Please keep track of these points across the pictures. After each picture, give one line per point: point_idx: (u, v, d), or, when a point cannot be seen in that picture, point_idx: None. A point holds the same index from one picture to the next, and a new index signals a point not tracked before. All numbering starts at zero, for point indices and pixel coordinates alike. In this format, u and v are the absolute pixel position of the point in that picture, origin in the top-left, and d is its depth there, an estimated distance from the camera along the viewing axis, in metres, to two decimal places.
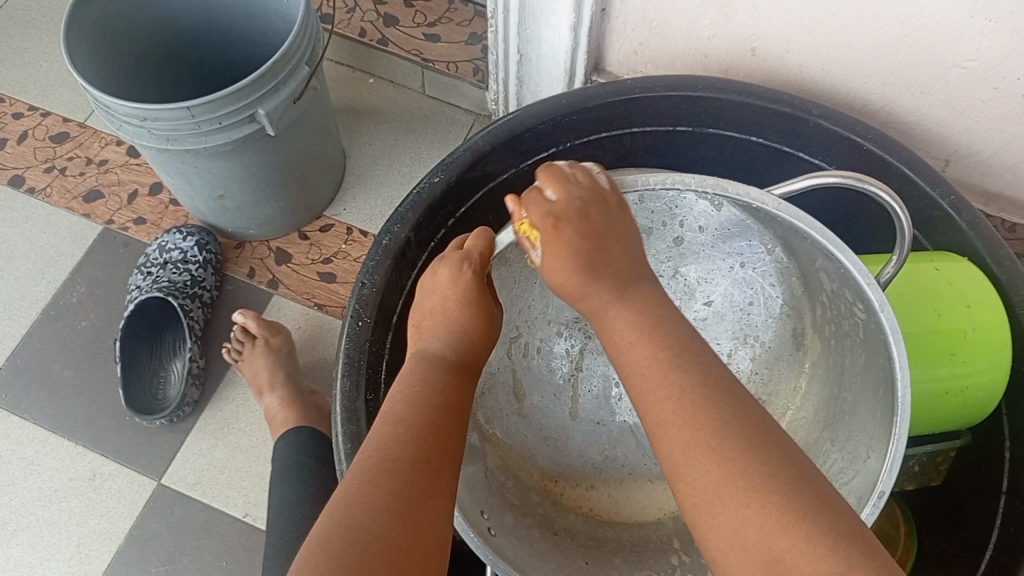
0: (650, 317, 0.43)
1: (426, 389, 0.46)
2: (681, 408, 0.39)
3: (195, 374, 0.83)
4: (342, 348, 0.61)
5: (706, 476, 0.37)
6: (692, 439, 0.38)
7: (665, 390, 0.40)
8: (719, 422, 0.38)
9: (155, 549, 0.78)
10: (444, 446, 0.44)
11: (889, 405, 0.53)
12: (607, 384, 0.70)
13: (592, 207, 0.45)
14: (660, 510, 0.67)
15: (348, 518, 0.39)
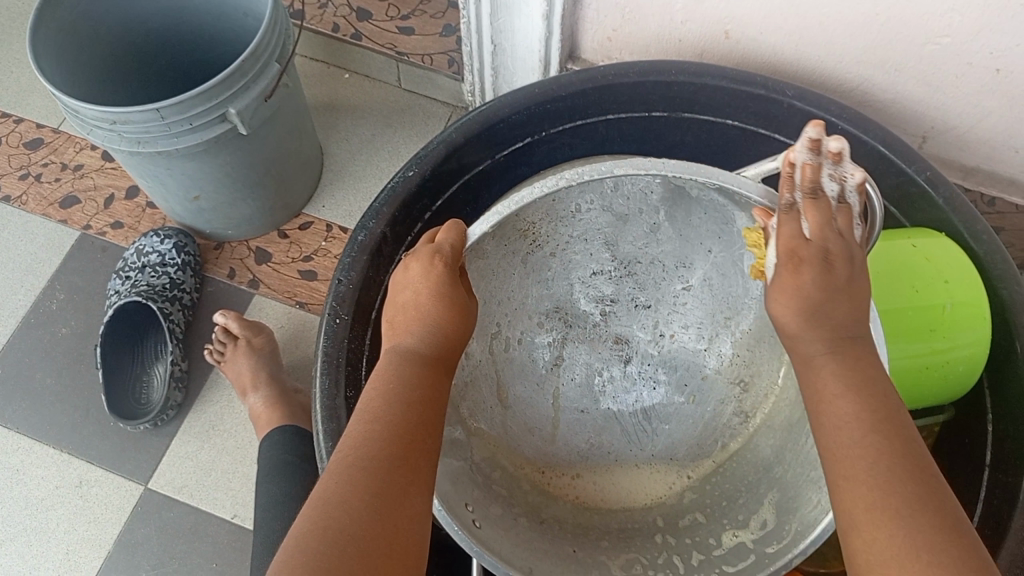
0: (859, 381, 0.43)
1: (404, 385, 0.45)
2: (869, 463, 0.40)
3: (178, 377, 0.83)
4: (321, 345, 0.61)
5: (888, 540, 0.38)
6: (874, 499, 0.39)
7: (853, 438, 0.41)
8: (903, 488, 0.39)
9: (144, 554, 0.78)
10: (420, 448, 0.44)
11: None
12: (590, 373, 0.71)
13: (836, 258, 0.44)
14: (646, 495, 0.68)
15: (327, 518, 0.39)
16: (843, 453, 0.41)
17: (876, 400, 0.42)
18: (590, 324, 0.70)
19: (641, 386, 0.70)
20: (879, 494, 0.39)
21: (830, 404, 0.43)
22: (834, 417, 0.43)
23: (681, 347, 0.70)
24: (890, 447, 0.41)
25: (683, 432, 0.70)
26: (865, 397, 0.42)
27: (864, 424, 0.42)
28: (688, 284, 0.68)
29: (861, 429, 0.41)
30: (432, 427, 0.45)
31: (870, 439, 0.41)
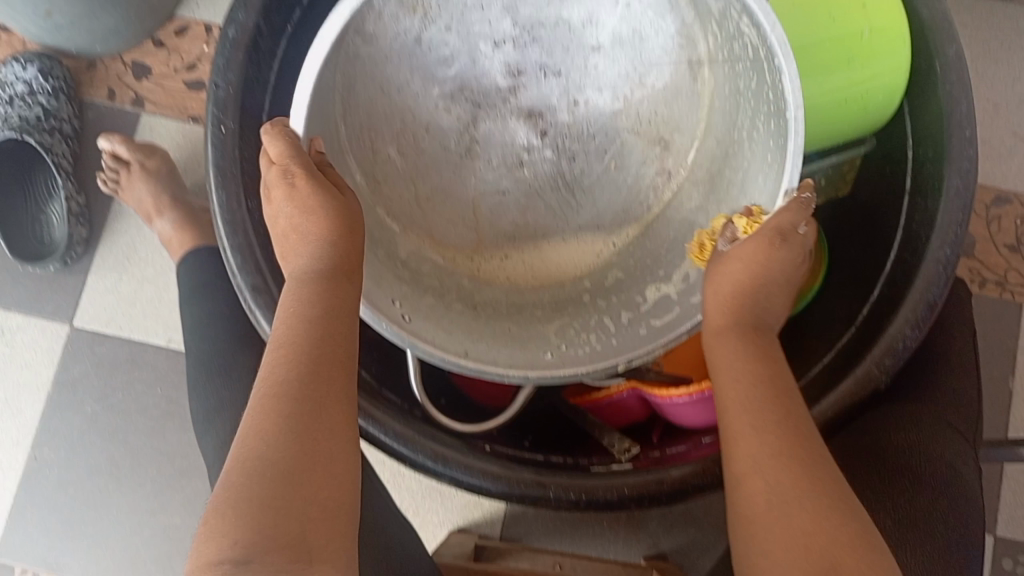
0: (771, 358, 0.49)
1: (305, 305, 0.43)
2: (764, 412, 0.46)
3: (77, 212, 0.85)
4: (210, 158, 0.56)
5: (782, 476, 0.44)
6: (768, 442, 0.45)
7: (751, 392, 0.47)
8: (795, 445, 0.45)
9: (84, 389, 0.87)
10: (339, 367, 0.42)
11: (781, 132, 0.55)
12: (510, 152, 0.64)
13: (795, 261, 0.51)
14: (575, 267, 0.69)
15: (254, 456, 0.38)
16: (740, 404, 0.47)
17: (772, 366, 0.49)
18: (501, 103, 0.63)
19: (557, 160, 0.65)
20: (772, 437, 0.45)
21: (730, 366, 0.49)
22: (730, 376, 0.48)
23: (595, 113, 0.64)
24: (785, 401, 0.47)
25: (609, 200, 0.67)
26: (762, 363, 0.49)
27: (762, 382, 0.48)
28: (598, 43, 0.62)
29: (760, 386, 0.48)
30: (346, 340, 0.44)
31: (766, 394, 0.47)
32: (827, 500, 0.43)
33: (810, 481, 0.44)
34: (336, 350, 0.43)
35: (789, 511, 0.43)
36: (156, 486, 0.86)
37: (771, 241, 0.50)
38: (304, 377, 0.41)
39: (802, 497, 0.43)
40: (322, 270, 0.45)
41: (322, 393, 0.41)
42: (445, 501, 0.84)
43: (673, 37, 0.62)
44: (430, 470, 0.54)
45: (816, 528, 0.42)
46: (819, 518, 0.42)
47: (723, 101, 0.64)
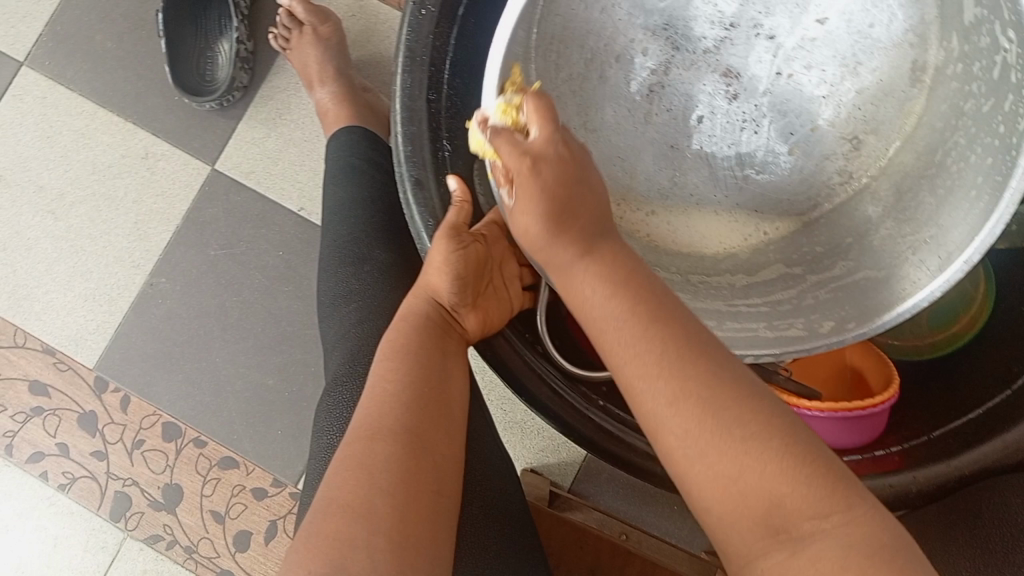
0: (624, 265, 0.47)
1: (423, 332, 0.50)
2: (649, 360, 0.44)
3: (244, 58, 0.89)
4: (401, 37, 0.54)
5: (694, 421, 0.42)
6: (665, 390, 0.43)
7: (627, 342, 0.45)
8: (690, 364, 0.43)
9: (212, 233, 0.90)
10: (443, 398, 0.47)
11: (1002, 172, 0.51)
12: (689, 106, 0.61)
13: (562, 154, 0.47)
14: (719, 244, 0.65)
15: (372, 432, 0.44)
16: (622, 351, 0.45)
17: (639, 289, 0.46)
18: (699, 51, 0.59)
19: (740, 128, 0.61)
20: (675, 386, 0.43)
21: (600, 307, 0.47)
22: (607, 334, 0.46)
23: (798, 90, 0.59)
24: (665, 324, 0.45)
25: (775, 187, 0.63)
26: (622, 292, 0.46)
27: (634, 316, 0.45)
28: (823, 15, 0.57)
29: (633, 322, 0.45)
30: (450, 378, 0.49)
31: (646, 329, 0.45)
32: (756, 428, 0.41)
33: (729, 414, 0.42)
34: (447, 377, 0.48)
35: (715, 460, 0.42)
36: (256, 343, 0.90)
37: (556, 121, 0.47)
38: (425, 381, 0.47)
39: (721, 444, 0.41)
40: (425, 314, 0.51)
41: (440, 404, 0.47)
42: (525, 439, 0.85)
43: (905, 28, 0.57)
44: (539, 412, 0.53)
45: (757, 473, 0.40)
46: (756, 458, 0.41)
47: (941, 115, 0.57)
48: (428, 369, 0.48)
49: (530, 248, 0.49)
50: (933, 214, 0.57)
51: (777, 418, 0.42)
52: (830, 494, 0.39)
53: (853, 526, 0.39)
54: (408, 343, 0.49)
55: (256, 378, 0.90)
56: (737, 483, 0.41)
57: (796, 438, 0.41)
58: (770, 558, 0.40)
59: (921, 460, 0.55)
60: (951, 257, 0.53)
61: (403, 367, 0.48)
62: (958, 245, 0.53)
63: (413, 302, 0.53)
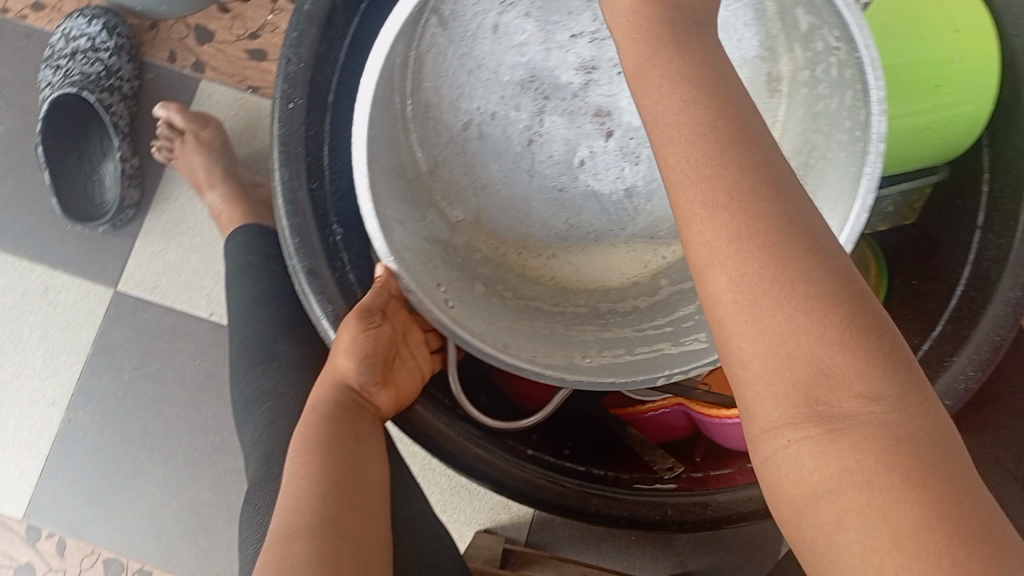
0: (704, 98, 0.38)
1: (337, 418, 0.49)
2: (720, 187, 0.35)
3: (131, 175, 0.88)
4: (274, 132, 0.55)
5: (753, 253, 0.34)
6: (730, 235, 0.34)
7: (702, 176, 0.36)
8: (762, 206, 0.35)
9: (124, 355, 0.89)
10: (361, 486, 0.46)
11: (856, 165, 0.53)
12: (570, 150, 0.63)
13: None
14: (623, 274, 0.67)
15: (291, 529, 0.42)
16: (680, 139, 0.37)
17: (721, 97, 0.38)
18: (569, 96, 0.61)
19: (621, 162, 0.63)
20: (735, 217, 0.35)
21: (680, 125, 0.37)
22: (676, 133, 0.37)
23: None
24: (742, 177, 0.35)
25: (664, 212, 0.65)
26: (703, 109, 0.37)
27: (708, 153, 0.36)
28: None
29: (706, 163, 0.36)
30: (365, 462, 0.48)
31: (720, 172, 0.35)
32: (823, 278, 0.33)
33: (790, 266, 0.33)
34: (363, 460, 0.48)
35: (770, 309, 0.33)
36: (187, 459, 0.88)
37: None
38: (341, 469, 0.46)
39: (780, 284, 0.33)
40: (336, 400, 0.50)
41: (359, 490, 0.46)
42: (473, 500, 0.84)
43: (757, 45, 0.59)
44: (473, 475, 0.53)
45: (812, 336, 0.33)
46: (810, 314, 0.33)
47: (800, 122, 0.60)
48: (342, 455, 0.47)
49: (632, 60, 0.40)
50: None
51: (857, 283, 0.34)
52: (887, 386, 0.32)
53: (914, 423, 0.32)
54: (317, 430, 0.48)
55: (190, 495, 0.88)
56: (781, 341, 0.33)
57: (868, 315, 0.33)
58: (801, 437, 0.33)
59: None
60: None
61: (316, 459, 0.46)
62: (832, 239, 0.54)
63: (319, 389, 0.51)
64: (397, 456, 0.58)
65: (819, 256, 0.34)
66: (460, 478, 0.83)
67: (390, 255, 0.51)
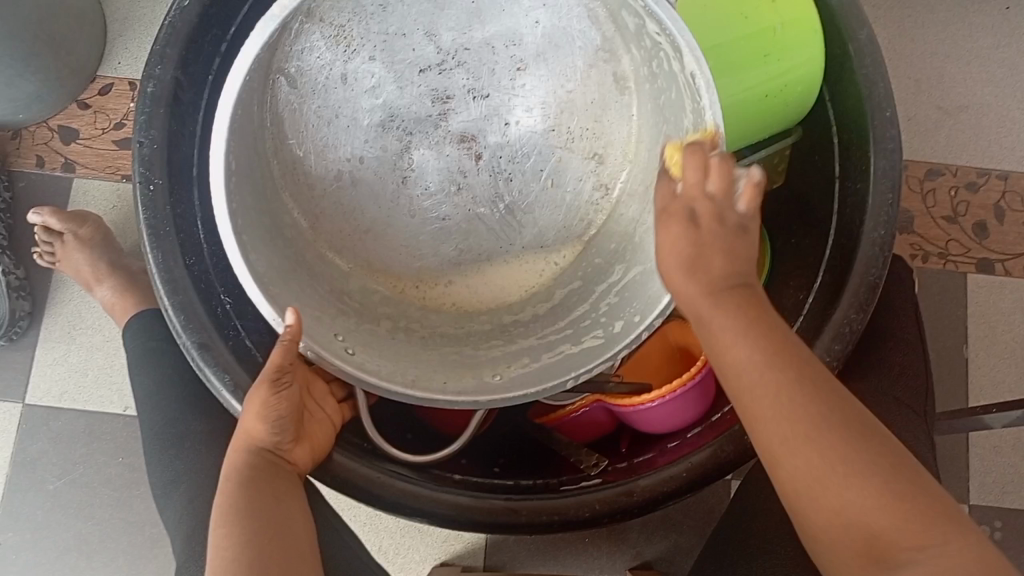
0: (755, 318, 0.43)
1: (260, 484, 0.47)
2: (788, 428, 0.41)
3: (17, 287, 0.86)
4: (140, 217, 0.55)
5: (824, 453, 0.40)
6: (797, 437, 0.41)
7: (758, 373, 0.42)
8: (815, 403, 0.41)
9: (45, 467, 0.87)
10: (291, 548, 0.45)
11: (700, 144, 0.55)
12: (447, 177, 0.64)
13: (707, 219, 0.44)
14: (520, 287, 0.68)
15: None
16: (727, 347, 0.43)
17: (767, 322, 0.43)
18: (431, 128, 0.63)
19: (495, 182, 0.65)
20: (794, 425, 0.41)
21: (724, 332, 0.43)
22: (726, 341, 0.43)
23: (530, 132, 0.64)
24: (797, 381, 0.42)
25: (549, 220, 0.67)
26: (748, 318, 0.43)
27: (761, 366, 0.42)
28: (522, 62, 0.62)
29: (762, 376, 0.42)
30: (292, 521, 0.47)
31: (776, 375, 0.42)
32: (881, 465, 0.40)
33: (848, 453, 0.40)
34: (287, 522, 0.46)
35: (837, 502, 0.40)
36: (127, 557, 0.86)
37: (744, 211, 0.45)
38: (266, 534, 0.45)
39: (831, 465, 0.40)
40: (254, 465, 0.47)
41: (286, 555, 0.45)
42: (425, 537, 0.84)
43: (596, 45, 0.63)
44: (401, 512, 0.54)
45: (870, 508, 0.40)
46: (871, 498, 0.40)
47: (650, 115, 0.64)
48: (264, 521, 0.45)
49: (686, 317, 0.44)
50: None
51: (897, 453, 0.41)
52: (935, 529, 0.39)
53: (964, 549, 0.39)
54: (235, 497, 0.46)
55: None
56: (849, 520, 0.40)
57: (902, 467, 0.40)
58: None
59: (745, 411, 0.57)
60: None
61: (239, 529, 0.45)
62: None
63: (232, 449, 0.48)
64: (326, 510, 0.58)
65: (863, 431, 0.41)
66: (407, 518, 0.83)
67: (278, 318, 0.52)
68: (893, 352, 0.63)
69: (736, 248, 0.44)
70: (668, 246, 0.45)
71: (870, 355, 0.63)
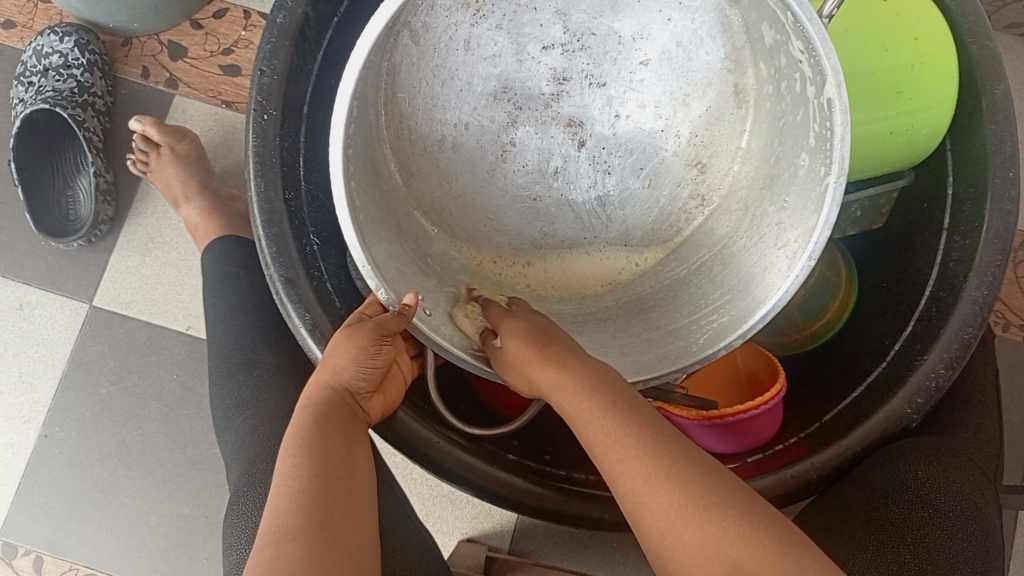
0: (603, 382, 0.46)
1: (332, 426, 0.48)
2: (641, 473, 0.42)
3: (104, 191, 0.88)
4: (249, 144, 0.55)
5: (674, 486, 0.41)
6: (648, 472, 0.41)
7: (603, 422, 0.44)
8: (656, 450, 0.42)
9: (100, 370, 0.89)
10: (352, 493, 0.46)
11: (819, 181, 0.52)
12: (545, 159, 0.60)
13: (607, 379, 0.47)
14: (597, 281, 0.65)
15: (282, 536, 0.42)
16: (571, 398, 0.46)
17: (624, 394, 0.46)
18: (541, 108, 0.59)
19: (593, 173, 0.61)
20: (647, 464, 0.42)
21: (566, 383, 0.46)
22: (572, 397, 0.46)
23: (638, 129, 0.60)
24: (644, 423, 0.44)
25: (639, 219, 0.63)
26: (597, 386, 0.46)
27: (616, 411, 0.44)
28: (645, 57, 0.58)
29: (614, 417, 0.44)
30: (354, 470, 0.48)
31: (617, 417, 0.44)
32: (738, 502, 0.40)
33: (692, 486, 0.40)
34: (352, 464, 0.48)
35: (694, 539, 0.39)
36: (164, 473, 0.88)
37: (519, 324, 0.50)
38: (331, 474, 0.46)
39: (687, 505, 0.40)
40: (329, 409, 0.49)
41: (347, 500, 0.45)
42: (456, 509, 0.85)
43: (722, 56, 0.59)
44: (454, 480, 0.54)
45: (724, 533, 0.38)
46: (720, 523, 0.39)
47: (766, 134, 0.60)
48: (332, 457, 0.47)
49: (520, 365, 0.49)
50: (780, 219, 0.57)
51: (752, 499, 0.40)
52: (786, 557, 0.37)
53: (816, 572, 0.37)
54: (309, 432, 0.48)
55: (170, 510, 0.87)
56: (704, 550, 0.38)
57: (760, 510, 0.39)
58: None
59: (815, 448, 0.57)
60: (800, 251, 0.53)
61: (307, 463, 0.46)
62: (801, 242, 0.54)
63: (311, 390, 0.50)
64: (381, 462, 0.59)
65: (726, 479, 0.41)
66: (443, 488, 0.84)
67: (366, 263, 0.50)
68: (972, 416, 0.61)
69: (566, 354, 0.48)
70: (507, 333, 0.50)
71: (949, 414, 0.61)
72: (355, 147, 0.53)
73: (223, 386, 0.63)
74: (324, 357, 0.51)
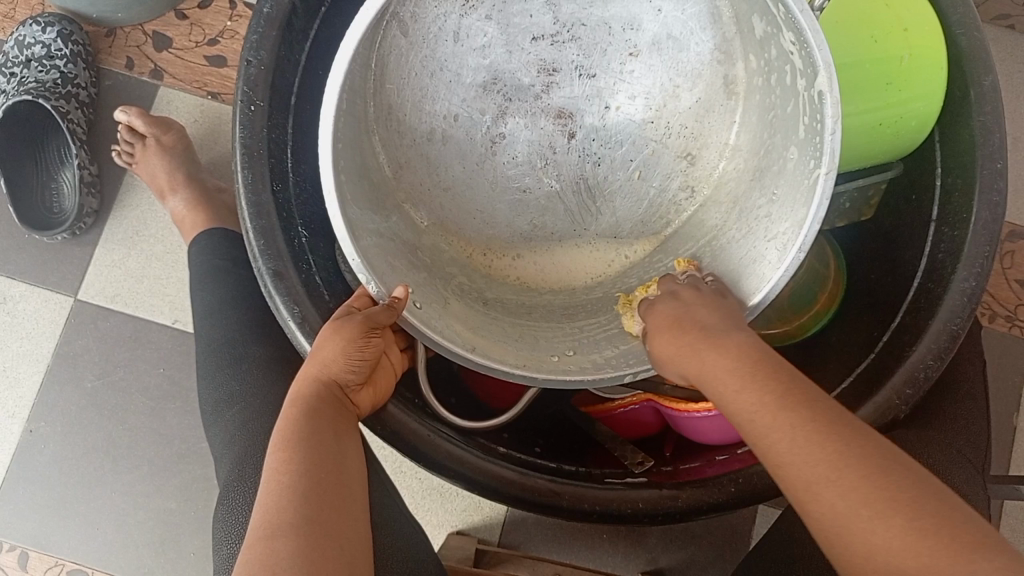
0: (757, 363, 0.44)
1: (322, 419, 0.48)
2: (814, 462, 0.39)
3: (89, 183, 0.87)
4: (235, 135, 0.55)
5: (840, 484, 0.38)
6: (814, 469, 0.39)
7: (766, 412, 0.41)
8: (827, 438, 0.39)
9: (85, 364, 0.88)
10: (344, 485, 0.46)
11: (809, 173, 0.52)
12: (535, 150, 0.60)
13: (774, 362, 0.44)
14: (586, 275, 0.64)
15: (273, 529, 0.42)
16: (726, 382, 0.44)
17: (779, 375, 0.43)
18: (531, 99, 0.59)
19: (582, 164, 0.61)
20: (809, 462, 0.39)
21: (716, 363, 0.45)
22: (728, 387, 0.43)
23: (628, 120, 0.60)
24: (803, 415, 0.41)
25: (628, 211, 0.62)
26: (754, 371, 0.43)
27: (770, 403, 0.42)
28: (635, 48, 0.58)
29: (767, 411, 0.41)
30: (345, 462, 0.47)
31: (779, 404, 0.41)
32: (900, 501, 0.37)
33: (862, 487, 0.37)
34: (343, 458, 0.47)
35: (864, 535, 0.37)
36: (152, 468, 0.87)
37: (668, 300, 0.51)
38: (320, 467, 0.45)
39: (852, 501, 0.37)
40: (318, 401, 0.49)
41: (338, 491, 0.45)
42: (446, 503, 0.85)
43: (711, 47, 0.59)
44: (444, 473, 0.54)
45: (887, 538, 0.36)
46: (885, 525, 0.36)
47: (756, 125, 0.60)
48: (322, 452, 0.46)
49: (668, 347, 0.48)
50: (769, 210, 0.57)
51: (935, 496, 0.37)
52: (959, 556, 0.35)
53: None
54: (298, 427, 0.47)
55: (157, 505, 0.87)
56: (874, 551, 0.36)
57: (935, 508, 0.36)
58: None
59: None
60: (789, 243, 0.53)
61: (297, 456, 0.45)
62: (791, 234, 0.54)
63: (301, 385, 0.50)
64: (371, 456, 0.58)
65: (900, 470, 0.38)
66: (432, 481, 0.84)
67: (356, 255, 0.50)
68: (961, 406, 0.62)
69: (714, 332, 0.47)
70: (659, 320, 0.50)
71: (937, 405, 0.61)
72: (344, 139, 0.52)
73: (211, 379, 0.63)
74: (312, 351, 0.51)
